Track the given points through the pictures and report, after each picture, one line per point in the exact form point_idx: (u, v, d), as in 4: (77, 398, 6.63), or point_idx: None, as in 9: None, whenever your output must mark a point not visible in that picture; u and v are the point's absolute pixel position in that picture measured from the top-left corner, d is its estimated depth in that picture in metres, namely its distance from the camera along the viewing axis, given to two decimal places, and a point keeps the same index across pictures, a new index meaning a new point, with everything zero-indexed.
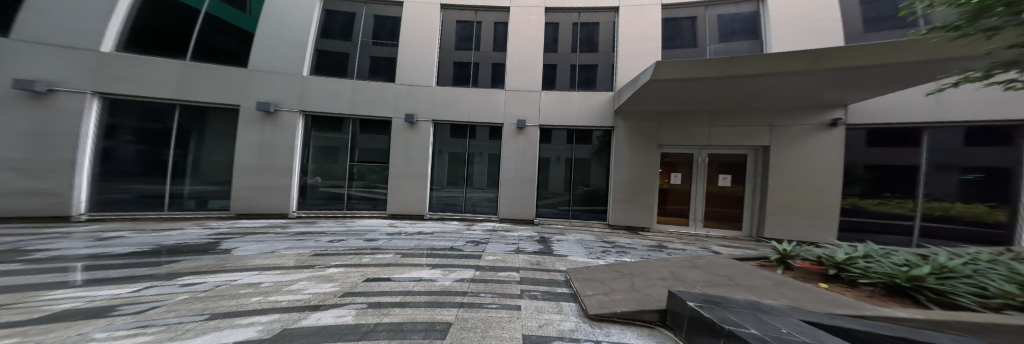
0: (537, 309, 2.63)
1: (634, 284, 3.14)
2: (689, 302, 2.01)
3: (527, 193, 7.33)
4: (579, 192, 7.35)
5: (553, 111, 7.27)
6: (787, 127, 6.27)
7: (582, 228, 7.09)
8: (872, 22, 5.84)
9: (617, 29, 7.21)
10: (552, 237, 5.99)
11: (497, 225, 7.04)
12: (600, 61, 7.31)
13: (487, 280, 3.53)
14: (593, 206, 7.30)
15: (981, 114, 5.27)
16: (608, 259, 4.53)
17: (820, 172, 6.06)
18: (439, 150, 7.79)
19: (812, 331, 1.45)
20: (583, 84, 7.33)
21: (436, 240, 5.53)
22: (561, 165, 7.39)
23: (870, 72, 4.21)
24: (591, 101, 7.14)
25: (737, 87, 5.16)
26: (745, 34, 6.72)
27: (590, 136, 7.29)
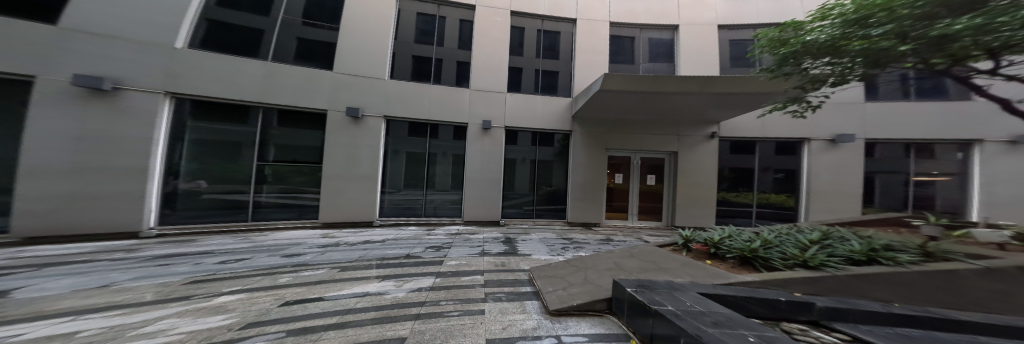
0: (500, 311, 2.60)
1: (586, 277, 3.44)
2: (627, 288, 2.34)
3: (495, 195, 7.28)
4: (541, 192, 7.65)
5: (518, 113, 7.42)
6: (687, 136, 7.73)
7: (545, 226, 7.43)
8: (735, 60, 7.73)
9: (575, 39, 7.80)
10: (518, 238, 6.06)
11: (461, 228, 6.79)
12: (560, 68, 7.78)
13: (448, 286, 3.34)
14: (556, 205, 7.70)
15: (790, 132, 7.51)
16: (567, 255, 4.84)
17: (701, 173, 7.69)
18: (394, 150, 7.11)
19: (707, 302, 2.02)
20: (546, 88, 7.70)
21: (388, 249, 5.00)
22: (526, 166, 7.58)
23: (734, 97, 5.55)
24: (553, 107, 7.56)
25: (663, 103, 6.18)
26: (664, 57, 8.00)
27: (553, 139, 7.69)
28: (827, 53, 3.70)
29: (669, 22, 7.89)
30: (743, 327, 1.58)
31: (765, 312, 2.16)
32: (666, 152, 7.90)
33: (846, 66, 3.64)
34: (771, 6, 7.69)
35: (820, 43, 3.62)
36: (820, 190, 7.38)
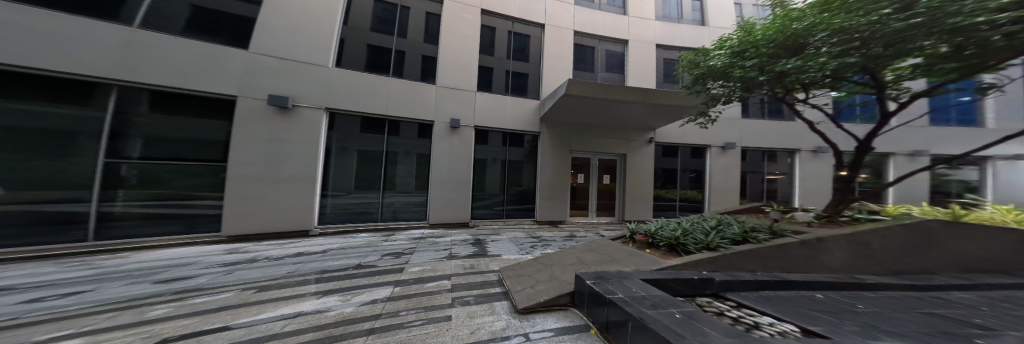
0: (468, 315, 2.15)
1: (553, 272, 3.05)
2: (587, 280, 2.24)
3: (464, 195, 6.76)
4: (511, 191, 7.33)
5: (484, 111, 6.98)
6: (633, 141, 7.81)
7: (515, 226, 7.15)
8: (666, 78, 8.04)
9: (544, 45, 7.68)
10: (487, 238, 5.56)
11: (426, 232, 6.07)
12: (530, 71, 7.62)
13: (412, 294, 2.64)
14: (525, 205, 7.45)
15: (700, 138, 8.03)
16: (537, 253, 4.51)
17: (642, 173, 7.83)
18: (345, 147, 6.03)
19: (649, 286, 2.11)
20: (516, 90, 7.46)
21: (330, 260, 3.95)
22: (496, 165, 7.20)
23: (665, 110, 6.19)
24: (514, 106, 7.27)
25: (619, 110, 6.53)
26: (617, 68, 8.02)
27: (523, 140, 7.44)
28: (721, 78, 4.32)
29: (618, 35, 7.93)
30: (673, 306, 1.73)
31: (686, 290, 2.37)
32: (618, 153, 7.84)
33: (730, 95, 4.38)
34: (690, 32, 8.07)
35: (715, 68, 4.25)
36: (718, 187, 8.06)
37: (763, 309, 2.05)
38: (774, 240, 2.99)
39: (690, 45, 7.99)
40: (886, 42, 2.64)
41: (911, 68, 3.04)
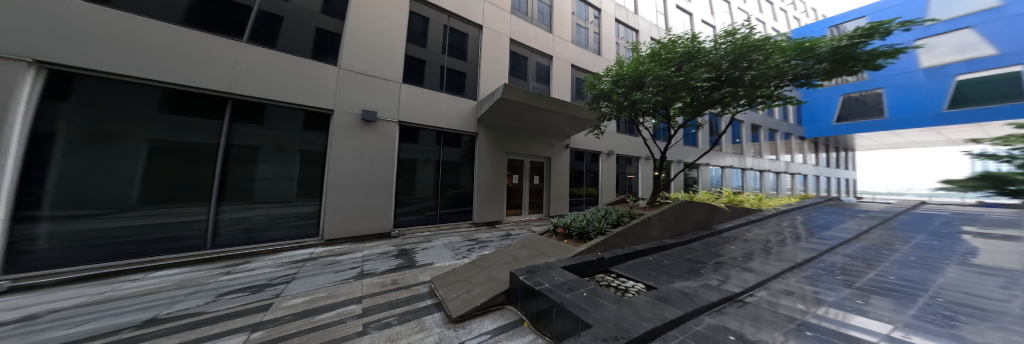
0: (388, 338, 1.86)
1: (489, 272, 2.97)
2: (519, 276, 2.33)
3: (382, 202, 5.44)
4: (448, 194, 6.44)
5: (406, 103, 5.85)
6: (557, 146, 8.30)
7: (449, 231, 6.29)
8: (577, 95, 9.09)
9: (481, 47, 7.08)
10: (415, 248, 4.79)
11: (317, 251, 4.43)
12: (468, 70, 6.89)
13: (287, 336, 1.89)
14: (461, 208, 6.70)
15: (597, 145, 9.09)
16: (474, 256, 4.32)
17: (560, 174, 8.39)
18: (108, 133, 3.38)
19: (571, 275, 2.37)
20: (451, 88, 6.62)
21: (60, 328, 1.97)
22: (428, 167, 6.18)
23: (574, 122, 7.39)
24: (441, 105, 6.32)
25: (546, 119, 7.11)
26: (542, 80, 8.37)
27: (459, 141, 6.64)
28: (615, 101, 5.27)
29: (545, 49, 8.30)
30: (582, 286, 2.11)
31: (588, 270, 2.87)
32: (543, 156, 8.12)
33: (608, 115, 5.70)
34: (590, 58, 9.36)
35: (603, 90, 5.30)
36: (607, 186, 9.37)
37: (630, 274, 2.75)
38: (633, 221, 4.06)
39: (589, 69, 9.37)
40: (672, 88, 4.50)
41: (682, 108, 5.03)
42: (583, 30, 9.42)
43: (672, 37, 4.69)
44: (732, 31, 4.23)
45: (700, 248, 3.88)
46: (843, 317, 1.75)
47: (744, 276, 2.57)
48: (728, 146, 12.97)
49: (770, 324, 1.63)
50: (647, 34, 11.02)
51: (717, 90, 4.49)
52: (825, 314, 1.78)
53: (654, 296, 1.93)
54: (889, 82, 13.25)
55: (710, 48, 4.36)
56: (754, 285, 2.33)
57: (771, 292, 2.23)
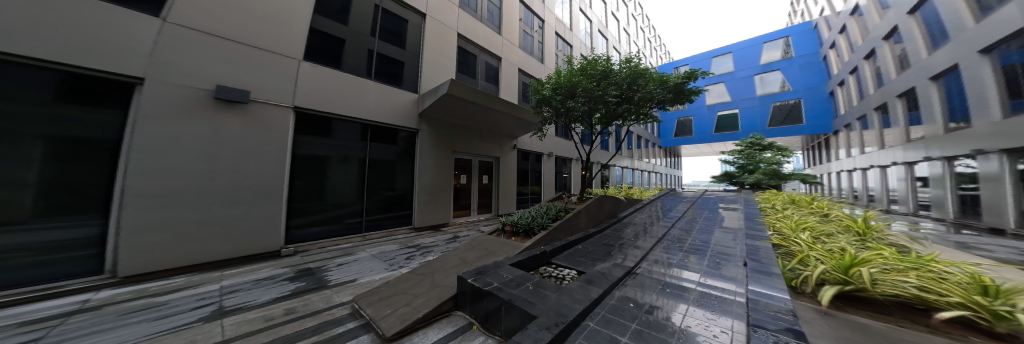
0: None
1: (433, 280, 2.81)
2: (467, 278, 2.26)
3: (269, 213, 3.93)
4: (378, 197, 5.38)
5: (311, 85, 4.47)
6: (506, 147, 8.27)
7: (382, 239, 5.23)
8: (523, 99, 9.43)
9: (424, 37, 6.36)
10: (326, 265, 3.71)
11: (106, 295, 2.63)
12: (408, 60, 6.06)
13: None
14: (394, 213, 5.67)
15: (539, 147, 9.65)
16: (413, 264, 3.81)
17: (508, 173, 8.40)
18: None
19: (524, 273, 2.41)
20: (386, 76, 5.64)
21: None
22: (352, 165, 5.00)
23: (520, 125, 7.54)
24: (366, 91, 5.20)
25: (493, 120, 7.02)
26: (491, 80, 8.22)
27: (396, 136, 5.73)
28: (558, 107, 5.65)
29: (495, 50, 8.25)
30: (528, 280, 2.23)
31: (534, 264, 3.01)
32: (491, 156, 7.95)
33: (550, 119, 6.21)
34: (533, 65, 9.84)
35: (546, 95, 5.69)
36: (547, 185, 10.05)
37: (565, 263, 3.04)
38: (568, 215, 4.54)
39: (533, 75, 9.89)
40: (596, 101, 5.23)
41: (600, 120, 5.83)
42: (529, 37, 9.87)
43: (593, 56, 5.41)
44: (628, 60, 5.27)
45: (616, 232, 4.56)
46: (682, 275, 2.49)
47: (635, 252, 3.20)
48: (631, 150, 15.91)
49: (648, 288, 2.14)
50: (579, 50, 12.48)
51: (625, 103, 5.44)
52: (707, 282, 2.32)
53: (583, 279, 2.21)
54: (692, 111, 18.82)
55: (617, 71, 5.32)
56: (640, 258, 2.93)
57: (651, 263, 2.83)
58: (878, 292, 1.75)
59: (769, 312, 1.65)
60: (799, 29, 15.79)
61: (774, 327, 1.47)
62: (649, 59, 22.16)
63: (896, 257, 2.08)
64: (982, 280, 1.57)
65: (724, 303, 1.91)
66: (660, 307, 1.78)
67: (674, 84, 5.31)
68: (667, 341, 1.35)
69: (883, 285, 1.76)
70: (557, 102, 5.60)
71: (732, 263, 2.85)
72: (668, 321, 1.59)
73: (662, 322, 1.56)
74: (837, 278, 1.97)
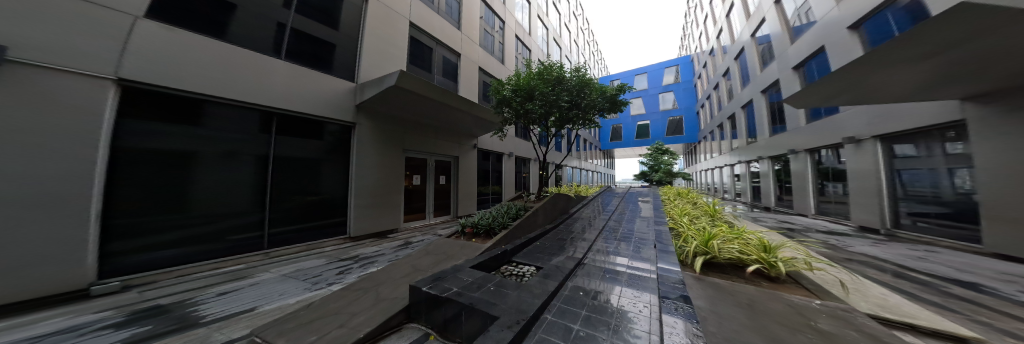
0: None
1: (378, 293, 2.47)
2: (423, 287, 2.10)
3: (80, 236, 2.48)
4: (293, 205, 4.23)
5: (172, 54, 3.07)
6: (465, 146, 7.83)
7: (297, 255, 4.01)
8: (485, 98, 9.12)
9: (364, 18, 5.32)
10: (197, 298, 2.50)
11: None
12: (343, 44, 4.98)
13: None
14: (310, 223, 4.40)
15: (499, 147, 9.59)
16: (347, 279, 2.99)
17: (468, 172, 7.94)
18: None
19: (486, 275, 2.38)
20: (308, 59, 4.51)
21: None
22: (248, 165, 3.76)
23: (483, 125, 6.99)
24: (272, 71, 3.96)
25: (451, 116, 6.18)
26: (450, 75, 7.60)
27: (321, 130, 4.58)
28: (519, 108, 5.74)
29: (453, 45, 7.65)
30: (489, 281, 2.23)
31: (495, 265, 2.98)
32: (451, 155, 7.43)
33: (509, 120, 6.28)
34: (493, 64, 9.65)
35: (507, 96, 5.75)
36: (507, 184, 10.05)
37: (523, 260, 3.14)
38: (528, 214, 4.72)
39: (494, 75, 9.69)
40: (552, 105, 5.58)
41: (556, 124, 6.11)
42: (490, 37, 9.72)
43: (549, 62, 5.75)
44: (577, 69, 5.78)
45: (568, 227, 4.89)
46: (616, 261, 2.85)
47: (582, 244, 3.51)
48: (579, 152, 17.42)
49: (593, 275, 2.38)
50: (536, 55, 12.95)
51: (578, 109, 5.89)
52: (644, 268, 2.60)
53: (541, 274, 2.32)
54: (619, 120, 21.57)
55: (568, 78, 5.76)
56: (586, 250, 3.23)
57: (595, 253, 3.16)
58: (722, 256, 2.78)
59: (670, 283, 2.21)
60: (684, 60, 19.82)
61: (674, 296, 1.96)
62: (591, 72, 24.55)
63: (722, 227, 3.30)
64: (761, 242, 2.77)
65: (643, 281, 2.27)
66: (602, 291, 2.00)
67: (610, 94, 5.98)
68: (611, 323, 1.52)
69: (724, 252, 2.80)
70: (517, 103, 5.72)
71: (649, 247, 3.40)
72: (610, 304, 1.79)
73: (604, 305, 1.75)
74: (702, 249, 2.93)
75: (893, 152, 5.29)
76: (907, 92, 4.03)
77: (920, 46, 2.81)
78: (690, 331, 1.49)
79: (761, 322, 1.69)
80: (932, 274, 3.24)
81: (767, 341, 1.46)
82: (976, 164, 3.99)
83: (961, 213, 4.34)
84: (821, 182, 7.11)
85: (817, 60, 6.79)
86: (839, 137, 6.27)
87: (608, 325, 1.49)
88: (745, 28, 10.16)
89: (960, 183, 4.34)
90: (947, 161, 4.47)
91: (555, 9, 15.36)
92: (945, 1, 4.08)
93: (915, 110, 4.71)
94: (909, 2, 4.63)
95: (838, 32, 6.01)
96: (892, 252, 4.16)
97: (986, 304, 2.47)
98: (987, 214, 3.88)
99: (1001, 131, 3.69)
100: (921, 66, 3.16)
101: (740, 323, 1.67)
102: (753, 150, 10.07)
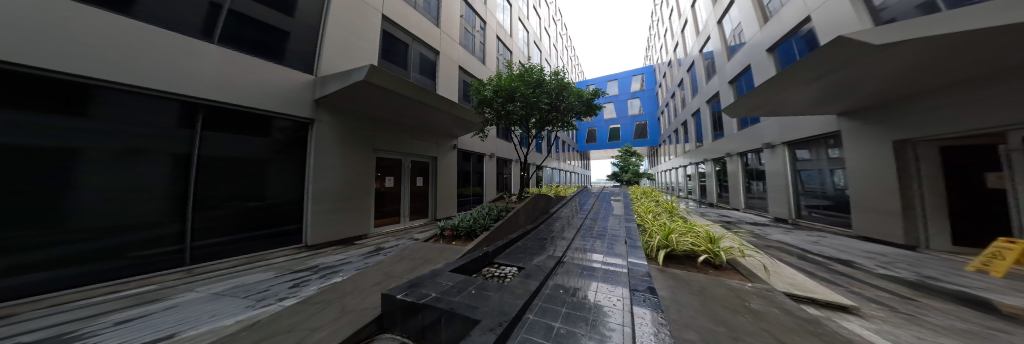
0: None
1: (344, 304, 2.28)
2: (398, 294, 1.98)
3: None
4: (227, 211, 3.50)
5: (47, 21, 2.34)
6: (444, 147, 7.59)
7: (232, 270, 3.32)
8: (466, 98, 8.97)
9: (327, 7, 4.83)
10: (86, 330, 1.88)
11: None
12: (301, 33, 4.46)
13: None
14: (249, 233, 3.70)
15: (481, 148, 9.46)
16: (301, 295, 2.64)
17: (447, 174, 7.71)
18: None
19: (468, 279, 2.31)
20: (254, 46, 3.89)
21: None
22: (161, 165, 3.00)
23: (463, 126, 6.66)
24: (202, 55, 3.27)
25: (431, 116, 5.81)
26: (428, 73, 7.32)
27: (268, 125, 3.95)
28: (501, 109, 5.73)
29: (432, 42, 7.38)
30: (470, 284, 2.19)
31: (476, 267, 2.92)
32: (428, 156, 7.16)
33: (491, 121, 6.25)
34: (475, 64, 9.51)
35: (490, 96, 5.75)
36: (489, 185, 9.96)
37: (504, 261, 3.14)
38: (509, 215, 4.71)
39: (475, 75, 9.52)
40: (531, 107, 5.68)
41: (538, 125, 6.20)
42: (470, 37, 9.55)
43: (530, 65, 5.84)
44: (556, 73, 5.91)
45: (549, 227, 4.99)
46: (592, 257, 2.96)
47: (561, 243, 3.61)
48: (557, 153, 17.92)
49: (571, 273, 2.46)
50: (517, 57, 13.01)
51: (558, 111, 6.05)
52: (616, 264, 2.74)
53: (523, 274, 2.33)
54: (593, 123, 22.60)
55: (548, 81, 5.89)
56: (565, 248, 3.32)
57: (572, 251, 3.26)
58: (680, 248, 3.05)
59: (639, 276, 2.37)
60: (647, 69, 21.42)
61: (643, 288, 2.11)
62: (569, 76, 25.48)
63: (678, 221, 3.66)
64: (708, 234, 3.11)
65: (615, 276, 2.39)
66: (581, 288, 2.07)
67: (586, 98, 6.26)
68: (589, 318, 1.57)
69: (681, 244, 3.08)
70: (499, 104, 5.71)
71: (622, 243, 3.61)
72: (589, 299, 1.86)
73: (582, 302, 1.82)
74: (663, 242, 3.18)
75: (796, 156, 6.38)
76: (806, 106, 4.80)
77: (815, 69, 3.35)
78: (657, 321, 1.60)
79: (710, 306, 1.90)
80: (824, 255, 3.87)
81: (717, 324, 1.63)
82: (849, 165, 4.95)
83: (836, 205, 5.39)
84: (748, 181, 8.32)
85: (745, 77, 7.91)
86: (760, 142, 7.36)
87: (587, 320, 1.55)
88: (694, 44, 11.33)
89: (836, 181, 5.36)
90: (828, 164, 5.49)
91: (535, 13, 15.64)
92: (828, 34, 5.04)
93: (811, 122, 5.71)
94: (806, 32, 5.61)
95: (760, 53, 6.99)
96: (796, 238, 4.95)
97: (856, 277, 3.07)
98: (859, 205, 4.84)
99: (871, 139, 4.56)
100: (821, 86, 3.77)
101: (695, 309, 1.84)
102: (700, 153, 11.26)
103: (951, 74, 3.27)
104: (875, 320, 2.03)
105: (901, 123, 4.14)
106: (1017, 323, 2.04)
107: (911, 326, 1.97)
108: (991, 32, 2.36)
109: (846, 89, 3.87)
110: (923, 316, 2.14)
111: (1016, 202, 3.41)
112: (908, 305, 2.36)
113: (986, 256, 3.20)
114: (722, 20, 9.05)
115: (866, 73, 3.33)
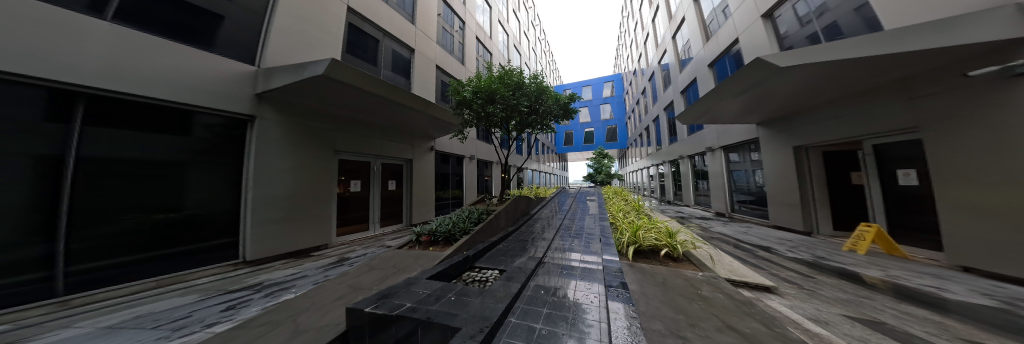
0: None
1: (295, 322, 2.06)
2: (368, 307, 1.82)
3: None
4: (125, 227, 2.89)
5: None
6: (419, 149, 7.26)
7: (134, 296, 2.74)
8: (444, 98, 8.74)
9: None
10: None
11: None
12: (242, 21, 3.97)
13: None
14: (158, 252, 3.09)
15: (461, 149, 9.25)
16: (234, 319, 2.29)
17: (423, 176, 7.38)
18: None
19: (444, 286, 2.22)
20: (174, 31, 3.32)
21: None
22: (19, 171, 2.34)
23: (440, 127, 6.44)
24: (87, 34, 2.66)
25: (404, 116, 5.54)
26: (401, 71, 6.99)
27: (190, 124, 3.38)
28: (482, 109, 5.67)
29: (406, 39, 7.06)
30: (449, 291, 2.09)
31: (455, 273, 2.82)
32: (401, 159, 6.80)
33: (470, 122, 6.14)
34: (454, 64, 9.33)
35: (469, 97, 5.67)
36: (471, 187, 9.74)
37: (481, 265, 3.10)
38: (490, 217, 4.61)
39: (453, 75, 9.32)
40: (511, 109, 5.71)
41: (517, 128, 6.27)
42: (449, 36, 9.36)
43: (509, 67, 5.86)
44: (535, 76, 6.02)
45: (530, 228, 5.05)
46: (571, 256, 3.07)
47: (541, 244, 3.68)
48: (538, 155, 18.27)
49: (547, 273, 2.51)
50: (497, 60, 13.02)
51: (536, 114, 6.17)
52: (592, 261, 2.85)
53: (504, 277, 2.31)
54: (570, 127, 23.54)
55: (527, 84, 5.97)
56: (546, 249, 3.40)
57: (552, 251, 3.33)
58: (646, 244, 3.27)
59: (612, 272, 2.51)
60: (616, 77, 22.96)
61: (617, 283, 2.24)
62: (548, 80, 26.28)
63: (643, 217, 3.93)
64: (668, 229, 3.38)
65: (589, 273, 2.50)
66: (560, 287, 2.12)
67: (563, 102, 6.49)
68: (569, 317, 1.61)
69: (646, 240, 3.30)
70: (478, 105, 5.61)
71: (597, 241, 3.77)
72: (565, 298, 1.92)
73: (563, 301, 1.85)
74: (631, 239, 3.40)
75: (729, 158, 7.32)
76: (734, 117, 5.57)
77: (738, 86, 3.94)
78: (629, 315, 1.71)
79: (671, 295, 2.08)
80: (751, 243, 4.47)
81: (677, 313, 1.77)
82: (766, 166, 5.81)
83: (758, 199, 6.29)
84: (696, 180, 9.30)
85: (692, 88, 8.90)
86: (703, 146, 8.27)
87: (567, 319, 1.59)
88: (655, 56, 12.39)
89: (758, 179, 6.25)
90: (751, 165, 6.42)
91: (514, 18, 15.91)
92: (750, 55, 5.88)
93: (738, 129, 6.63)
94: (735, 52, 6.52)
95: (702, 67, 7.93)
96: (732, 229, 5.65)
97: (773, 260, 3.58)
98: (773, 200, 5.67)
99: (780, 145, 5.43)
100: (743, 100, 4.43)
101: (660, 300, 1.98)
102: (659, 155, 12.27)
103: (840, 94, 4.02)
104: (791, 297, 2.41)
105: (801, 132, 4.97)
106: (875, 290, 2.57)
107: (813, 299, 2.38)
108: (867, 61, 2.91)
109: (768, 103, 4.53)
110: (820, 290, 2.59)
111: (872, 195, 4.32)
112: (808, 281, 2.84)
113: (854, 238, 3.92)
114: (676, 36, 10.07)
115: (783, 90, 3.93)
